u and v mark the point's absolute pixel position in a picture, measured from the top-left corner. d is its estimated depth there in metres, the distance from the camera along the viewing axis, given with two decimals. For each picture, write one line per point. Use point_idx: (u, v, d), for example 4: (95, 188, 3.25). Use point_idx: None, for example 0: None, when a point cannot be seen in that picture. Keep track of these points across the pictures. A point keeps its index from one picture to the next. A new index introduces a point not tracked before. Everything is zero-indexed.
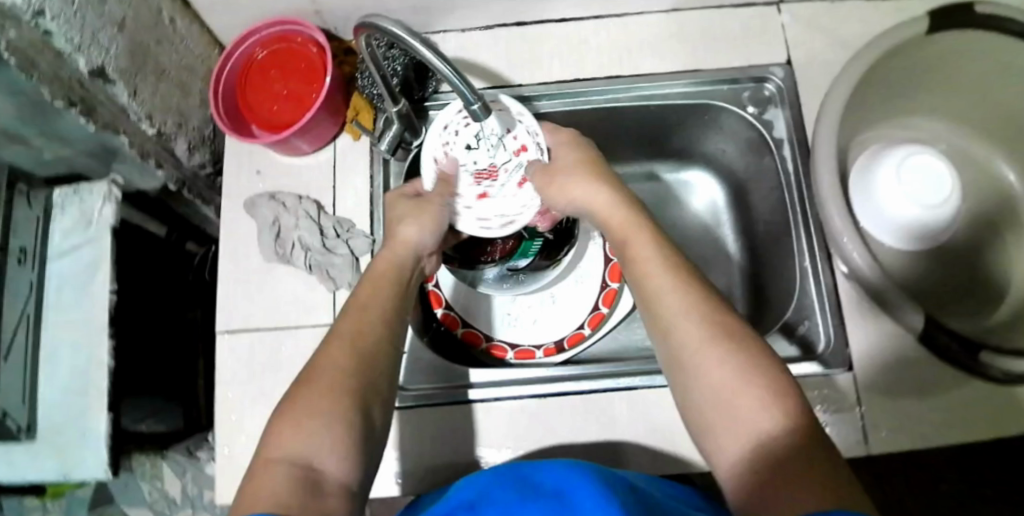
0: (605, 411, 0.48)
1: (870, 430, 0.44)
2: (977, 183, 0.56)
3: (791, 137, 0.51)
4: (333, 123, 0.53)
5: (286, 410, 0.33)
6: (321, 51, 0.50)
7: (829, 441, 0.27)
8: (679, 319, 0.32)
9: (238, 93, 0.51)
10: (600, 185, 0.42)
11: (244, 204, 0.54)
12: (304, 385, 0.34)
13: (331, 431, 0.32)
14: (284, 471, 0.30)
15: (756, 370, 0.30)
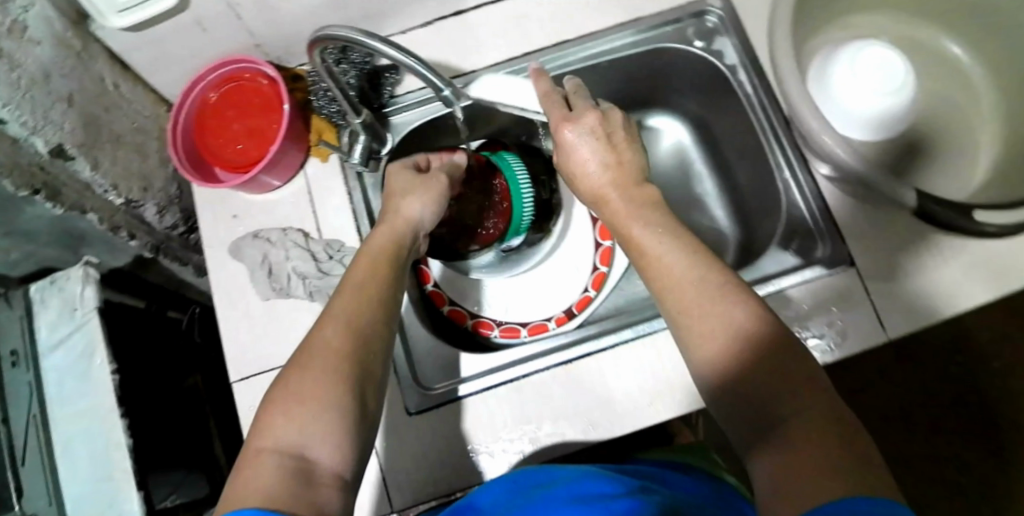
0: (615, 393, 0.41)
1: (883, 313, 0.39)
2: (928, 67, 0.51)
3: (744, 62, 0.46)
4: (299, 150, 0.46)
5: (276, 395, 0.29)
6: (272, 82, 0.44)
7: (867, 459, 0.24)
8: (720, 363, 0.28)
9: (197, 142, 0.45)
10: (643, 222, 0.35)
11: (229, 250, 0.46)
12: (297, 370, 0.29)
13: (320, 414, 0.27)
14: (274, 461, 0.26)
15: (766, 340, 0.28)
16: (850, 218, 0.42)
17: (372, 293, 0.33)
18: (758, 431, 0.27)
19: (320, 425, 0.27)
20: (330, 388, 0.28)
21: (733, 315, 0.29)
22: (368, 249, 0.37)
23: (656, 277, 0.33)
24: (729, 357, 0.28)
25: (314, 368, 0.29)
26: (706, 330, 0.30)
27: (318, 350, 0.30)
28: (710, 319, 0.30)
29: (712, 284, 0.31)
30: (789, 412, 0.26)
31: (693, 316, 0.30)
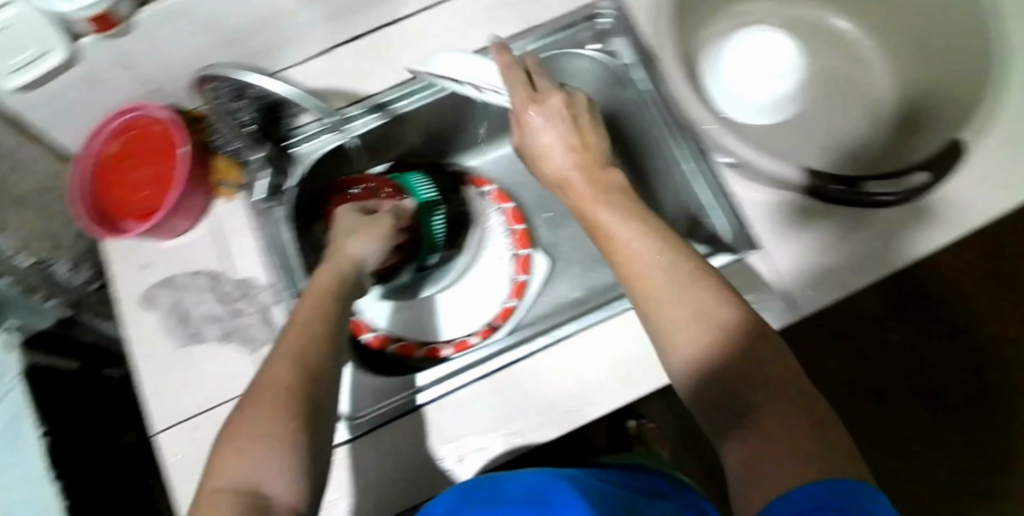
0: (548, 394, 0.44)
1: (795, 298, 0.43)
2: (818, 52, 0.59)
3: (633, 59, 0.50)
4: (201, 191, 0.49)
5: (226, 435, 0.30)
6: (166, 124, 0.46)
7: (835, 438, 0.25)
8: (686, 344, 0.30)
9: (99, 194, 0.46)
10: (611, 208, 0.37)
11: (138, 301, 0.49)
12: (248, 401, 0.30)
13: (274, 439, 0.28)
14: (227, 500, 0.27)
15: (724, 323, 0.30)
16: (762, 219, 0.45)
17: (324, 315, 0.35)
18: (719, 406, 0.29)
19: (275, 459, 0.28)
20: (283, 414, 0.29)
21: (699, 298, 0.31)
22: (317, 280, 0.38)
23: (626, 266, 0.34)
24: (691, 334, 0.30)
25: (267, 399, 0.30)
26: (673, 316, 0.31)
27: (269, 381, 0.31)
28: (681, 305, 0.31)
29: (682, 271, 0.32)
30: (761, 394, 0.27)
31: (657, 304, 0.32)
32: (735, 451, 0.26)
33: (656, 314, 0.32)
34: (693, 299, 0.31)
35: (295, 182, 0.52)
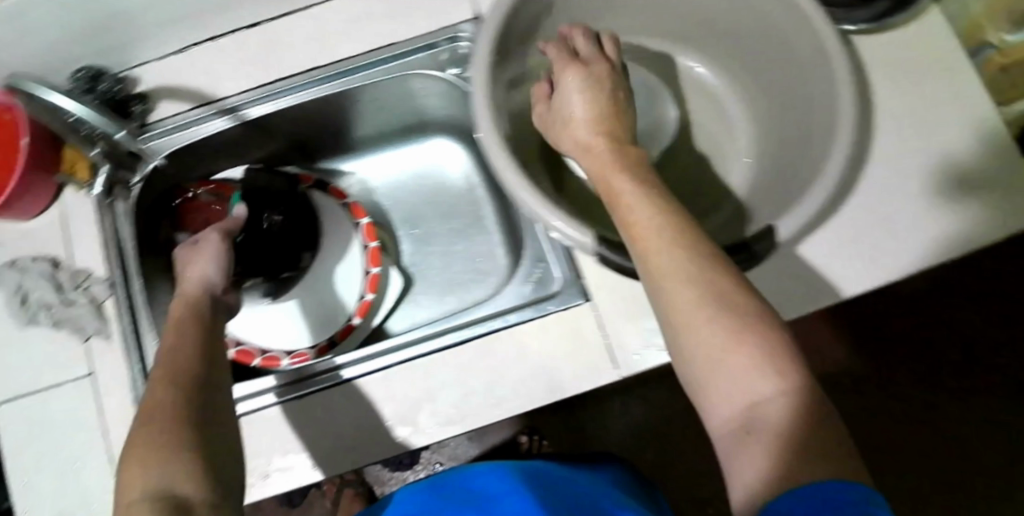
0: (477, 417, 0.59)
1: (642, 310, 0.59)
2: (695, 107, 0.70)
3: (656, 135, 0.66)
4: (50, 178, 0.67)
5: (130, 461, 0.41)
6: (9, 114, 0.67)
7: (824, 442, 0.31)
8: (692, 313, 0.36)
9: None
10: (659, 208, 0.42)
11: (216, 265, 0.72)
12: (148, 427, 0.42)
13: (176, 461, 0.40)
14: (146, 502, 0.37)
15: (781, 360, 0.34)
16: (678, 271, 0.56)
17: (197, 362, 0.49)
18: (773, 455, 0.31)
19: (173, 473, 0.39)
20: (178, 433, 0.42)
21: (745, 317, 0.35)
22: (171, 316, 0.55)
23: (666, 285, 0.38)
24: (682, 285, 0.37)
25: (155, 438, 0.41)
26: (712, 329, 0.35)
27: (168, 415, 0.43)
28: (722, 325, 0.35)
29: (704, 280, 0.37)
30: (770, 376, 0.33)
31: (691, 319, 0.36)
32: (754, 450, 0.32)
33: (695, 333, 0.36)
34: (723, 307, 0.36)
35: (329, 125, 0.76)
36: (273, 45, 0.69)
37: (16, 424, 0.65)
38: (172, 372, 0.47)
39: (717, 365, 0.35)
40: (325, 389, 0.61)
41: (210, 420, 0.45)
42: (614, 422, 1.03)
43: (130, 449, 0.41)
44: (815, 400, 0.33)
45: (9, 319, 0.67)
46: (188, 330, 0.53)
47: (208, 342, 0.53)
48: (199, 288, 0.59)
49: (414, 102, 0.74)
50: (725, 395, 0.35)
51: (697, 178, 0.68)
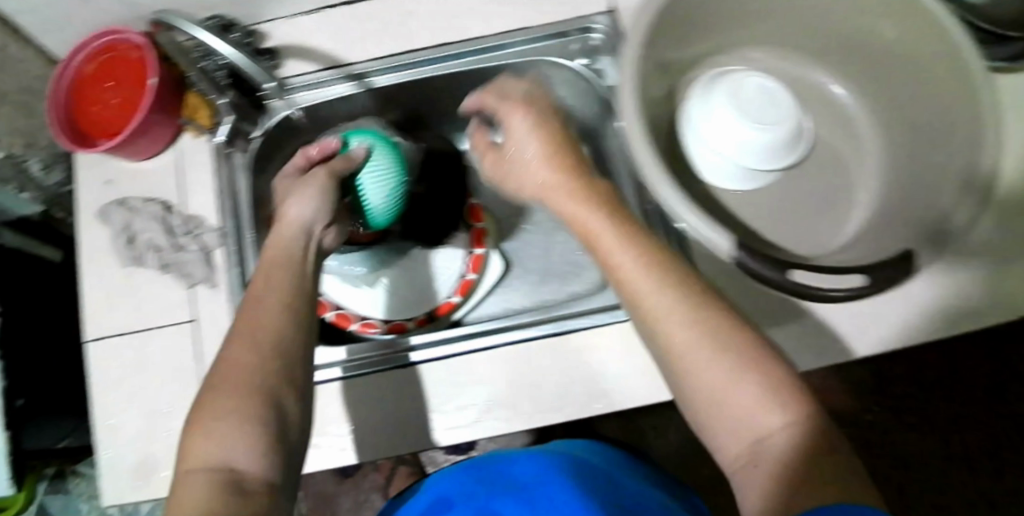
0: (580, 409, 0.58)
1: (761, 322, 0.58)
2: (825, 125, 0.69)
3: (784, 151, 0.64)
4: (171, 123, 0.67)
5: (195, 427, 0.40)
6: (137, 54, 0.66)
7: (847, 479, 0.31)
8: (678, 353, 0.37)
9: (81, 114, 0.67)
10: (624, 246, 0.42)
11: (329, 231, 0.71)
12: (218, 392, 0.41)
13: (242, 436, 0.39)
14: (205, 475, 0.38)
15: (782, 392, 0.35)
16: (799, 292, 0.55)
17: (284, 319, 0.46)
18: (782, 488, 0.32)
19: (239, 441, 0.39)
20: (246, 403, 0.40)
21: (740, 350, 0.36)
22: (267, 259, 0.51)
23: (657, 324, 0.39)
24: (670, 324, 0.38)
25: (224, 401, 0.40)
26: (704, 363, 0.36)
27: (241, 381, 0.41)
28: (711, 356, 0.36)
29: (691, 314, 0.38)
30: (771, 415, 0.34)
31: (691, 356, 0.37)
32: (756, 480, 0.34)
33: (689, 366, 0.37)
34: (715, 341, 0.36)
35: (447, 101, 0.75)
36: (405, 17, 0.69)
37: (109, 362, 0.65)
38: (257, 330, 0.44)
39: (717, 402, 0.36)
40: (425, 363, 0.60)
41: (284, 379, 0.43)
42: (672, 434, 1.02)
43: (197, 413, 0.41)
44: (814, 430, 0.34)
45: (114, 258, 0.67)
46: (280, 278, 0.49)
47: (298, 293, 0.48)
48: (296, 223, 0.54)
49: (534, 88, 0.74)
50: (726, 430, 0.36)
51: (816, 196, 0.67)
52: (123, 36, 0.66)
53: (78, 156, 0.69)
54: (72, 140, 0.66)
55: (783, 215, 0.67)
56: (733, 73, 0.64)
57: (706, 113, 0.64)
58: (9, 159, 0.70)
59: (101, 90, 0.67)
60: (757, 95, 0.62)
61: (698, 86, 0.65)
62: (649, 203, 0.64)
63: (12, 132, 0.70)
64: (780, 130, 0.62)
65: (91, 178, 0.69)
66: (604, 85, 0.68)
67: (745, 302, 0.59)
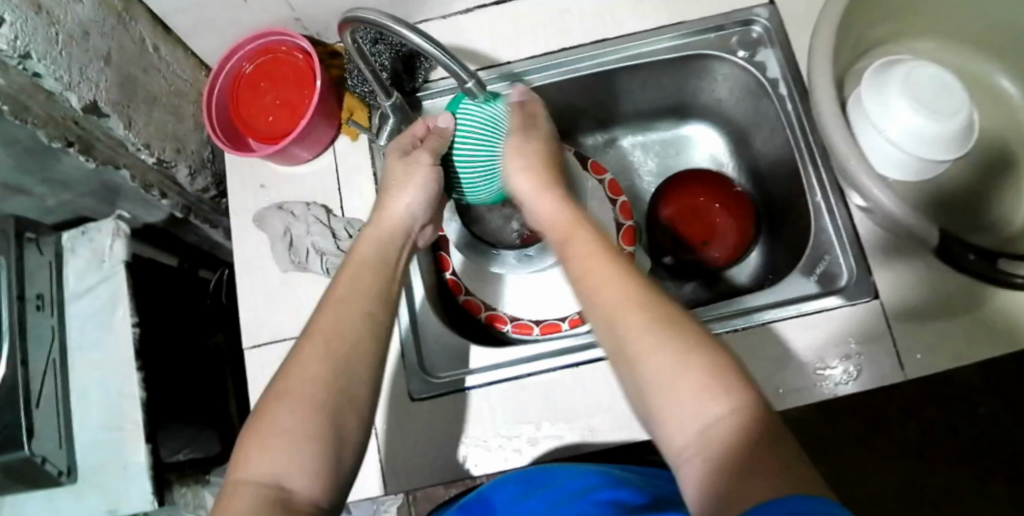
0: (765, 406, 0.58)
1: (950, 316, 0.58)
2: (993, 113, 0.68)
3: (957, 144, 0.59)
4: (329, 127, 0.66)
5: (249, 436, 0.38)
6: (300, 56, 0.64)
7: (743, 451, 0.31)
8: (641, 350, 0.36)
9: (232, 115, 0.66)
10: (599, 253, 0.43)
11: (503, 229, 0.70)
12: (281, 401, 0.39)
13: (295, 452, 0.37)
14: (252, 491, 0.35)
15: (726, 379, 0.34)
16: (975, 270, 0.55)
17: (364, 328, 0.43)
18: (728, 477, 0.30)
19: (300, 457, 0.36)
20: (306, 420, 0.38)
21: (679, 334, 0.36)
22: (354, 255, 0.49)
23: (617, 315, 0.38)
24: (642, 332, 0.37)
25: (287, 415, 0.38)
26: (666, 361, 0.35)
27: (310, 390, 0.39)
28: (677, 354, 0.35)
29: (657, 309, 0.37)
30: (683, 389, 0.34)
31: (639, 342, 0.36)
32: (710, 471, 0.31)
33: (651, 362, 0.35)
34: (675, 337, 0.36)
35: (593, 102, 0.75)
36: (560, 14, 0.68)
37: (266, 370, 0.63)
38: (330, 336, 0.42)
39: (670, 392, 0.34)
40: (601, 363, 0.60)
41: (353, 385, 0.41)
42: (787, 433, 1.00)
43: (254, 423, 0.39)
44: (737, 419, 0.32)
45: (273, 262, 0.66)
46: (371, 282, 0.47)
47: (378, 300, 0.46)
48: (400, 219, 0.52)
49: (681, 86, 0.73)
50: (681, 422, 0.34)
51: (984, 189, 0.66)
52: (284, 38, 0.65)
53: (229, 161, 0.69)
54: (227, 142, 0.65)
55: (951, 209, 0.66)
56: (903, 64, 0.61)
57: (883, 110, 0.60)
58: (158, 165, 0.69)
59: (257, 92, 0.65)
60: (935, 87, 0.58)
61: (865, 83, 0.62)
62: (817, 195, 0.63)
63: (163, 138, 0.68)
64: (956, 119, 0.58)
65: (242, 182, 0.68)
66: (765, 77, 0.66)
67: (929, 299, 0.58)
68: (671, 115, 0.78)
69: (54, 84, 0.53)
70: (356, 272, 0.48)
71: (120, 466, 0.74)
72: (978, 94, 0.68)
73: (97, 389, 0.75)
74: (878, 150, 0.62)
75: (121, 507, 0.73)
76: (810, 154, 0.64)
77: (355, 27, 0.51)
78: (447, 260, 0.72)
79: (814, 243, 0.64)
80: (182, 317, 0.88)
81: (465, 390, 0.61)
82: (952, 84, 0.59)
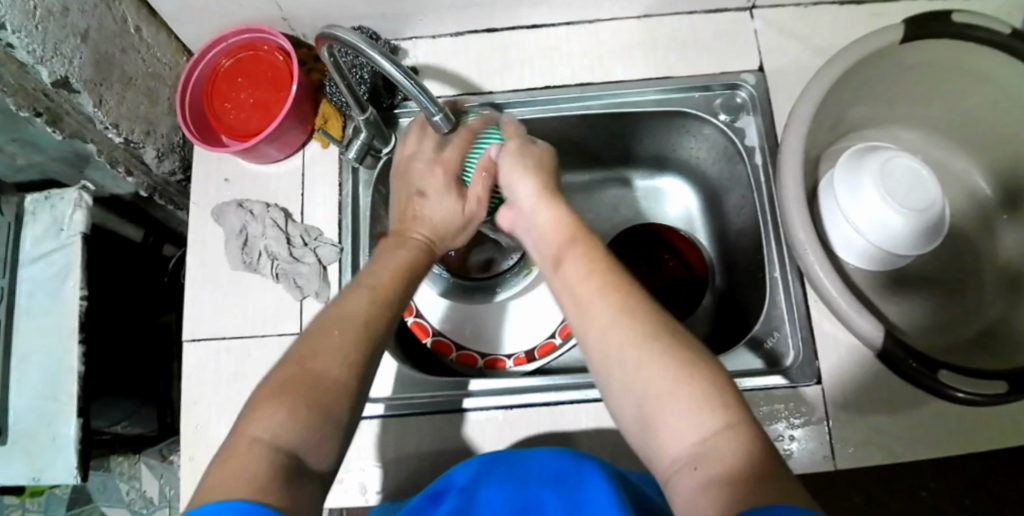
0: None
1: (890, 411, 0.57)
2: (967, 211, 0.67)
3: (926, 248, 0.59)
4: (301, 130, 0.65)
5: (266, 399, 0.37)
6: (282, 57, 0.64)
7: (762, 469, 0.32)
8: (645, 365, 0.38)
9: (205, 107, 0.65)
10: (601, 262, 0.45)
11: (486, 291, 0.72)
12: (302, 373, 0.38)
13: (318, 424, 0.37)
14: (267, 450, 0.34)
15: (724, 402, 0.36)
16: (924, 370, 0.52)
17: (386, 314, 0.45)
18: (708, 481, 0.33)
19: (316, 425, 0.37)
20: (327, 393, 0.38)
21: (677, 349, 0.38)
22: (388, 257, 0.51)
23: (617, 333, 0.40)
24: (649, 358, 0.38)
25: (305, 388, 0.38)
26: (664, 375, 0.37)
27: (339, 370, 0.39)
28: (676, 370, 0.37)
29: (655, 329, 0.39)
30: (687, 411, 0.36)
31: (642, 357, 0.38)
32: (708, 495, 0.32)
33: (649, 375, 0.38)
34: (671, 351, 0.38)
35: (570, 146, 0.74)
36: (550, 52, 0.68)
37: (200, 366, 0.62)
38: (361, 320, 0.43)
39: (667, 409, 0.37)
40: (532, 407, 0.61)
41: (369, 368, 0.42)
42: None
43: (276, 381, 0.38)
44: (756, 442, 0.34)
45: (224, 259, 0.65)
46: (393, 275, 0.48)
47: (394, 295, 0.47)
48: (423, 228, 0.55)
49: (664, 140, 0.73)
50: (672, 436, 0.36)
51: (948, 291, 0.65)
52: (267, 36, 0.64)
53: (198, 150, 0.68)
54: (197, 134, 0.64)
55: (910, 301, 0.65)
56: (882, 151, 0.59)
57: (852, 195, 0.59)
58: (125, 145, 0.69)
59: (233, 87, 0.65)
60: (907, 179, 0.57)
61: (841, 163, 0.61)
62: (775, 270, 0.62)
63: (133, 118, 0.67)
64: (927, 216, 0.56)
65: (206, 173, 0.68)
66: (743, 144, 0.65)
67: (871, 390, 0.58)
68: (649, 166, 0.78)
69: (25, 55, 0.53)
70: (385, 264, 0.50)
71: (48, 437, 0.72)
72: (956, 188, 0.67)
73: (39, 358, 0.73)
74: (844, 236, 0.61)
75: (44, 476, 0.71)
76: (772, 224, 0.63)
77: (331, 44, 0.50)
78: None
79: (765, 317, 0.62)
80: (136, 294, 0.87)
81: (401, 417, 0.61)
82: (924, 173, 0.57)
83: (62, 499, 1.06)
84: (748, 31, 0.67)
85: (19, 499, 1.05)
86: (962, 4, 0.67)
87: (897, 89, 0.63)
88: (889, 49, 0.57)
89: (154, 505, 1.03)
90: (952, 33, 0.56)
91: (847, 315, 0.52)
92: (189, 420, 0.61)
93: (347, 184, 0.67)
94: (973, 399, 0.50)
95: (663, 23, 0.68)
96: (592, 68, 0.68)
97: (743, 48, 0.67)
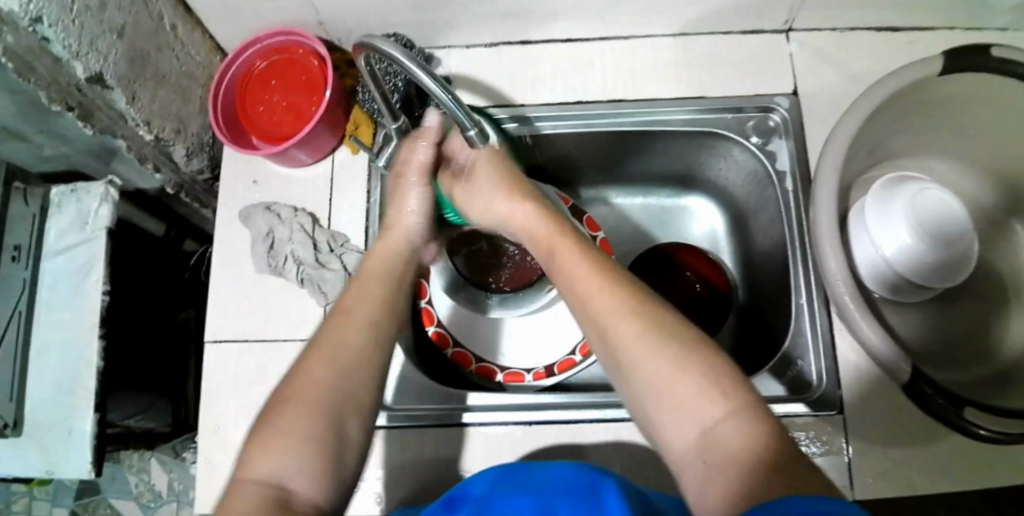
0: None
1: (913, 444, 0.56)
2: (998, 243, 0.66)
3: (957, 282, 0.58)
4: (332, 136, 0.65)
5: (256, 440, 0.38)
6: (315, 61, 0.64)
7: (771, 457, 0.32)
8: (640, 355, 0.37)
9: (236, 109, 0.66)
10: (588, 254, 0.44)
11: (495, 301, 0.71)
12: (288, 406, 0.39)
13: (300, 454, 0.37)
14: (256, 490, 0.36)
15: (723, 384, 0.35)
16: (950, 405, 0.51)
17: (370, 341, 0.43)
18: (716, 469, 0.33)
19: (301, 460, 0.37)
20: (310, 424, 0.38)
21: (673, 336, 0.38)
22: (369, 272, 0.49)
23: (611, 325, 0.39)
24: (644, 349, 0.37)
25: (290, 421, 0.38)
26: (660, 365, 0.37)
27: (323, 397, 0.40)
28: (672, 358, 0.37)
29: (648, 316, 0.39)
30: (688, 400, 0.35)
31: (638, 349, 0.38)
32: (721, 488, 0.32)
33: (645, 366, 0.37)
34: (666, 338, 0.38)
35: (597, 161, 0.74)
36: (583, 67, 0.68)
37: (222, 368, 0.62)
38: (352, 349, 0.42)
39: (669, 399, 0.36)
40: (551, 423, 0.61)
41: (353, 390, 0.41)
42: None
43: (261, 430, 0.39)
44: (763, 425, 0.34)
45: (249, 261, 0.65)
46: (383, 299, 0.47)
47: (388, 316, 0.46)
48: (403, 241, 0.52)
49: (694, 158, 0.72)
50: (677, 426, 0.36)
51: (975, 325, 0.65)
52: (302, 40, 0.64)
53: (228, 151, 0.68)
54: (228, 135, 0.64)
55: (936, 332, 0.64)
56: (915, 182, 0.59)
57: (884, 227, 0.58)
58: (155, 143, 0.69)
59: (266, 90, 0.65)
60: (941, 211, 0.57)
61: (873, 192, 0.60)
62: (802, 297, 0.62)
63: (165, 116, 0.67)
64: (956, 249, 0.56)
65: (235, 174, 0.68)
66: (774, 167, 0.65)
67: (895, 421, 0.57)
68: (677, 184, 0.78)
69: (61, 50, 0.52)
70: (366, 288, 0.48)
71: (63, 430, 0.72)
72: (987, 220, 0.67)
73: (59, 350, 0.73)
74: (873, 266, 0.60)
75: (58, 470, 0.71)
76: (801, 251, 0.63)
77: (368, 53, 0.50)
78: (426, 288, 0.72)
79: (790, 341, 0.62)
80: (155, 289, 0.87)
81: (419, 427, 0.61)
82: (952, 201, 0.57)
83: (68, 489, 1.06)
84: (783, 54, 0.67)
85: (27, 487, 1.05)
86: (1000, 36, 0.66)
87: (931, 119, 0.63)
88: (927, 81, 0.57)
89: (161, 498, 1.04)
90: (991, 68, 0.56)
91: (874, 345, 0.51)
92: (208, 421, 0.61)
93: (375, 190, 0.67)
94: (1000, 439, 0.50)
95: (698, 42, 0.68)
96: (624, 84, 0.67)
97: (777, 70, 0.67)
